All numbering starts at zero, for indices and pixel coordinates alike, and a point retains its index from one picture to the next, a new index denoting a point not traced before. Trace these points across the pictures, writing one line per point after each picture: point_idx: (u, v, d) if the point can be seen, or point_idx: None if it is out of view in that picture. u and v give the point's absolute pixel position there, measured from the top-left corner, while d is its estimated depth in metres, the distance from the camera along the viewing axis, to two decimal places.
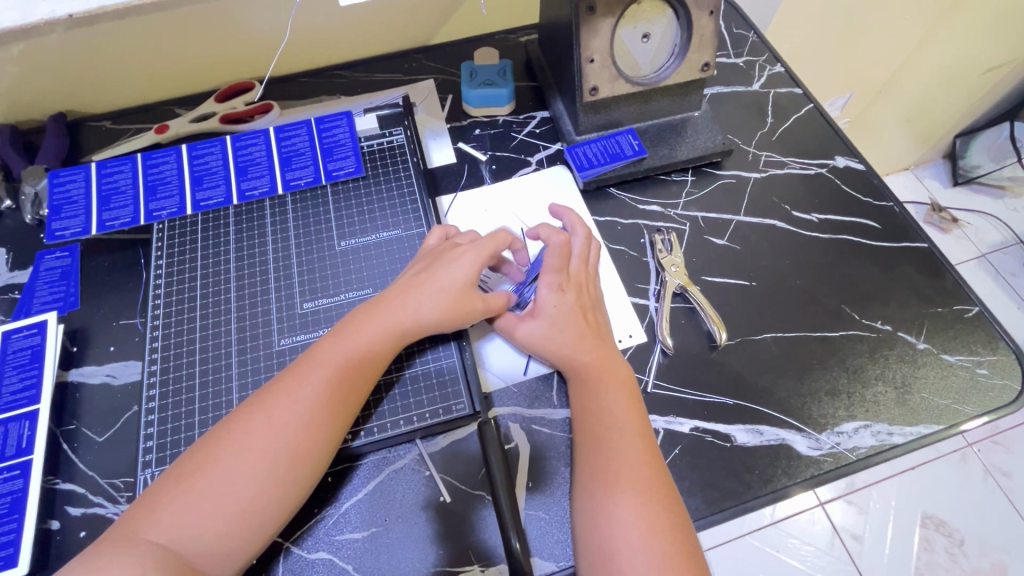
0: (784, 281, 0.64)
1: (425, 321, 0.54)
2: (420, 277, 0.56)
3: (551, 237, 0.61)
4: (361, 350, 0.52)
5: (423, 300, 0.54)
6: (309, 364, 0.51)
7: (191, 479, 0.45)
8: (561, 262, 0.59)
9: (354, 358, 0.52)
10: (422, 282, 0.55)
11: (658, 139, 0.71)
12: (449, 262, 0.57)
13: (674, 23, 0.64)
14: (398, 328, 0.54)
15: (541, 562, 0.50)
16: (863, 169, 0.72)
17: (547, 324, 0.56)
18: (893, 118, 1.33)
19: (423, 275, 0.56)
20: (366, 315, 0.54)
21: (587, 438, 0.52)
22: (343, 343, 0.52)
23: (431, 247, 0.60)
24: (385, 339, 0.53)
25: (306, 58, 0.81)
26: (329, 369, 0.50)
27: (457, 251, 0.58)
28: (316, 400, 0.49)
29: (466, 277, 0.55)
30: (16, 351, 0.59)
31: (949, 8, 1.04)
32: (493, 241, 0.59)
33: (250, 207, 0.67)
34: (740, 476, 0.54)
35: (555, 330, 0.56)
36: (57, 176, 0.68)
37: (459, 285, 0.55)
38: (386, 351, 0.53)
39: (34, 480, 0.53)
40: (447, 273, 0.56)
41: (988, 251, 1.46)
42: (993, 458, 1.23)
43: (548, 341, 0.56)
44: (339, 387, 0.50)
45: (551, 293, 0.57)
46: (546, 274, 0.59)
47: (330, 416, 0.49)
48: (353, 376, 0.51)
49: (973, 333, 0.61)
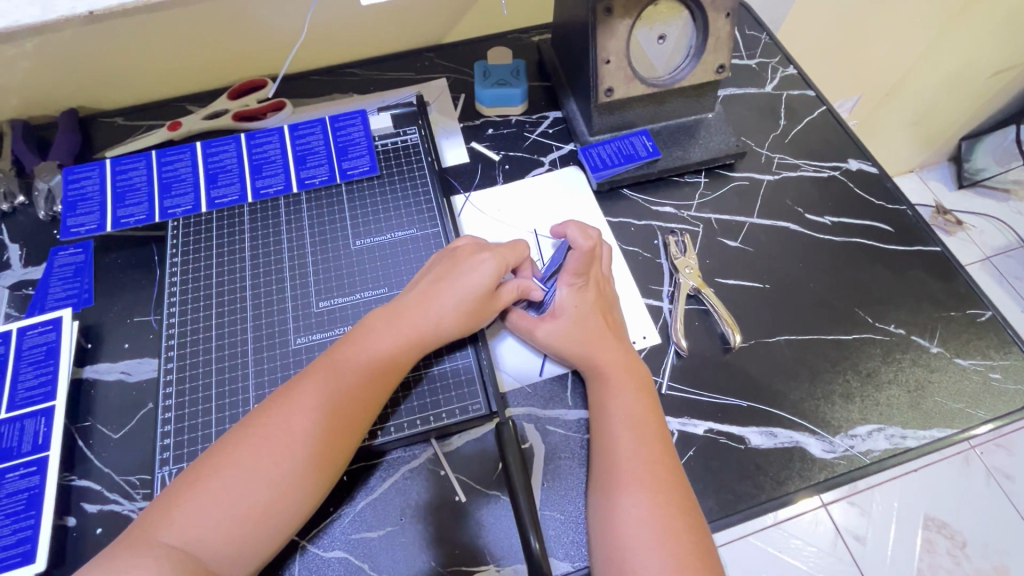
0: (798, 284, 0.64)
1: (442, 325, 0.55)
2: (438, 282, 0.56)
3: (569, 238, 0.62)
4: (381, 355, 0.52)
5: (442, 308, 0.55)
6: (327, 365, 0.51)
7: (209, 480, 0.45)
8: (583, 265, 0.60)
9: (370, 359, 0.52)
10: (442, 286, 0.56)
11: (672, 140, 0.71)
12: (466, 266, 0.57)
13: (690, 25, 0.64)
14: (414, 330, 0.54)
15: (557, 563, 0.50)
16: (876, 172, 0.72)
17: (569, 323, 0.57)
18: (901, 119, 1.33)
19: (442, 280, 0.56)
20: (384, 320, 0.54)
21: (602, 437, 0.52)
22: (360, 346, 0.52)
23: (450, 250, 0.60)
24: (402, 339, 0.54)
25: (318, 55, 0.81)
26: (349, 371, 0.51)
27: (474, 254, 0.58)
28: (334, 402, 0.49)
29: (486, 285, 0.56)
30: (30, 348, 0.59)
31: (960, 12, 1.04)
32: (513, 248, 0.59)
33: (265, 205, 0.67)
34: (754, 478, 0.54)
35: (574, 326, 0.57)
36: (71, 172, 0.68)
37: (475, 289, 0.55)
38: (403, 352, 0.53)
39: (50, 477, 0.53)
40: (466, 275, 0.56)
41: (992, 254, 1.46)
42: (996, 460, 1.24)
43: (570, 340, 0.56)
44: (356, 389, 0.50)
45: (570, 292, 0.58)
46: (569, 274, 0.59)
47: (348, 418, 0.49)
48: (371, 377, 0.51)
49: (986, 337, 0.61)
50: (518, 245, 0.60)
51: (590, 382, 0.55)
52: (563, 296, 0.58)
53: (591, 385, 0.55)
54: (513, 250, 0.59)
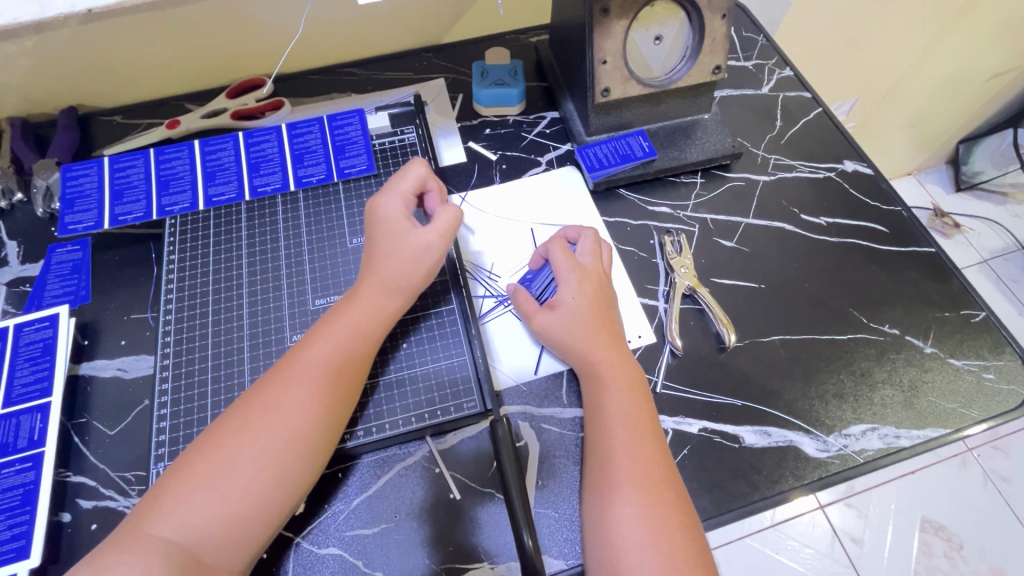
0: (793, 284, 0.65)
1: (390, 281, 0.56)
2: (371, 251, 0.58)
3: (550, 241, 0.61)
4: (348, 332, 0.53)
5: (389, 268, 0.56)
6: (301, 348, 0.52)
7: (196, 471, 0.45)
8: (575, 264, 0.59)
9: (342, 334, 0.53)
10: (381, 251, 0.57)
11: (668, 141, 0.71)
12: (386, 217, 0.58)
13: (686, 26, 0.65)
14: (372, 300, 0.55)
15: (551, 560, 0.50)
16: (871, 174, 0.72)
17: (566, 319, 0.57)
18: (898, 122, 1.33)
19: (376, 245, 0.57)
20: (347, 301, 0.55)
21: (597, 436, 0.52)
22: (332, 324, 0.53)
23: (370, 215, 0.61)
24: (364, 310, 0.55)
25: (317, 55, 0.81)
26: (320, 347, 0.52)
27: (379, 204, 0.58)
28: (312, 376, 0.50)
29: (404, 226, 0.57)
30: (28, 344, 0.59)
31: (957, 16, 1.04)
32: (407, 178, 0.59)
33: (262, 204, 0.67)
34: (749, 477, 0.55)
35: (572, 324, 0.56)
36: (69, 169, 0.68)
37: (402, 238, 0.57)
38: (368, 321, 0.54)
39: (46, 473, 0.53)
40: (393, 227, 0.57)
41: (990, 257, 1.47)
42: (993, 463, 1.23)
43: (566, 335, 0.56)
44: (328, 365, 0.51)
45: (570, 288, 0.58)
46: (565, 271, 0.59)
47: (325, 397, 0.50)
48: (345, 348, 0.52)
49: (980, 337, 0.62)
50: (413, 169, 0.60)
51: (587, 382, 0.55)
52: (564, 291, 0.58)
53: (587, 384, 0.55)
54: (412, 178, 0.59)
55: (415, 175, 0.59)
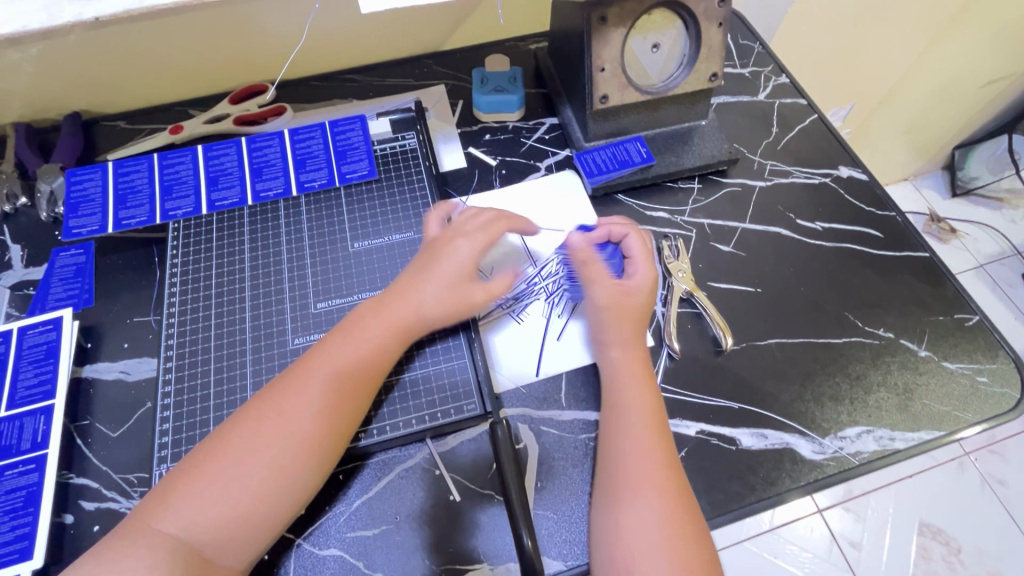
0: (788, 288, 0.65)
1: (428, 313, 0.56)
2: (421, 273, 0.58)
3: (625, 231, 0.63)
4: (367, 346, 0.53)
5: (428, 294, 0.56)
6: (317, 356, 0.52)
7: (204, 470, 0.46)
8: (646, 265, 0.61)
9: (362, 344, 0.53)
10: (428, 276, 0.57)
11: (665, 146, 0.72)
12: (448, 251, 0.59)
13: (683, 34, 0.66)
14: (400, 319, 0.55)
15: (550, 561, 0.51)
16: (866, 179, 0.73)
17: (626, 311, 0.58)
18: (893, 128, 1.35)
19: (428, 269, 0.58)
20: (369, 311, 0.56)
21: (609, 434, 0.53)
22: (351, 336, 0.54)
23: (432, 239, 0.62)
24: (390, 327, 0.55)
25: (319, 62, 0.82)
26: (341, 357, 0.52)
27: (454, 240, 0.59)
28: (328, 384, 0.51)
29: (467, 270, 0.58)
30: (31, 346, 0.59)
31: (949, 23, 1.06)
32: (489, 228, 0.60)
33: (265, 208, 0.68)
34: (745, 478, 0.55)
35: (629, 317, 0.58)
36: (73, 175, 0.69)
37: (458, 278, 0.57)
38: (391, 339, 0.55)
39: (49, 475, 0.53)
40: (450, 262, 0.58)
41: (986, 262, 1.48)
42: (990, 467, 1.24)
43: (620, 324, 0.57)
44: (344, 380, 0.51)
45: (639, 278, 0.60)
46: (636, 271, 0.60)
47: (338, 408, 0.50)
48: (363, 360, 0.53)
49: (973, 341, 0.62)
50: (495, 223, 0.61)
51: (608, 371, 0.56)
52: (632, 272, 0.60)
53: (608, 375, 0.56)
54: (491, 229, 0.60)
55: (497, 225, 0.61)
